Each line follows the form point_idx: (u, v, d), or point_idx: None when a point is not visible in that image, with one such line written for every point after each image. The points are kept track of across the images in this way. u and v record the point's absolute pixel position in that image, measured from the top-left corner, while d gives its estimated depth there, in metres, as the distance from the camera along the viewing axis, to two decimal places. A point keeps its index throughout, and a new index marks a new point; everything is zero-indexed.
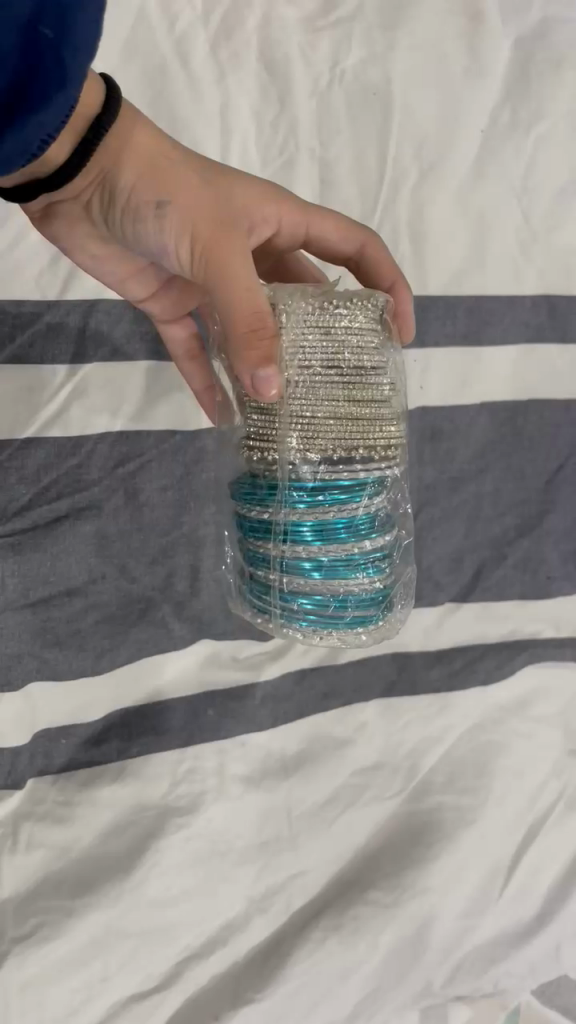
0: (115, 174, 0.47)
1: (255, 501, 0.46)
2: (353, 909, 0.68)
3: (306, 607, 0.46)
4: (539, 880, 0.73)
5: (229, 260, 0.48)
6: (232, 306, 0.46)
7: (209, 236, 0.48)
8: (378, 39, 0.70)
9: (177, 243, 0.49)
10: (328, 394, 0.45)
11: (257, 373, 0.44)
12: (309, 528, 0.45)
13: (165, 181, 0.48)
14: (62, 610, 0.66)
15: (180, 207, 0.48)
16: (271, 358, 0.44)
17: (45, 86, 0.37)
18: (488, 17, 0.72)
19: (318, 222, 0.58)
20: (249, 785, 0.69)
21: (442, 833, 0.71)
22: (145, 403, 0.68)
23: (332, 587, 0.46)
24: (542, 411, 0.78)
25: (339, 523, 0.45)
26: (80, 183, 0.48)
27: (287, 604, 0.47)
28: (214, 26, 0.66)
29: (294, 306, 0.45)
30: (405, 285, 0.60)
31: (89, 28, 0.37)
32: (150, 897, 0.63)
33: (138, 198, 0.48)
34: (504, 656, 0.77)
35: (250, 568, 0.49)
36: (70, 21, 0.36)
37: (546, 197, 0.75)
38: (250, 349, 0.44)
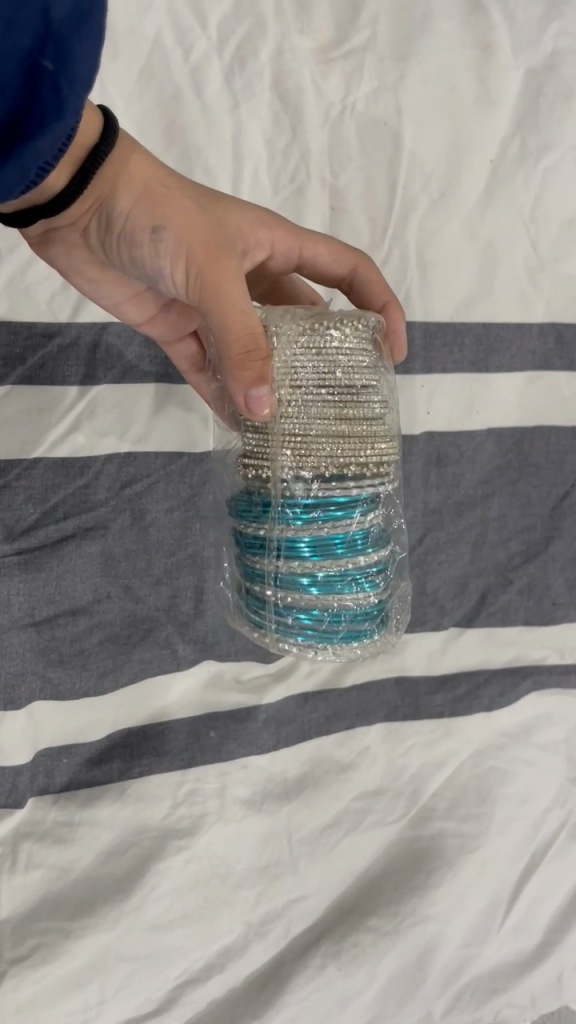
0: (112, 198, 0.48)
1: (251, 516, 0.46)
2: (353, 936, 0.67)
3: (301, 622, 0.46)
4: (541, 909, 0.72)
5: (224, 282, 0.48)
6: (225, 328, 0.46)
7: (203, 258, 0.49)
8: (389, 70, 0.71)
9: (171, 265, 0.50)
10: (320, 413, 0.45)
11: (250, 393, 0.44)
12: (304, 543, 0.45)
13: (161, 204, 0.49)
14: (66, 629, 0.66)
15: (175, 230, 0.49)
16: (262, 378, 0.44)
17: (42, 113, 0.37)
18: (499, 49, 0.73)
19: (311, 243, 0.59)
20: (250, 809, 0.69)
21: (443, 860, 0.71)
22: (152, 424, 0.68)
23: (327, 602, 0.46)
24: (549, 438, 0.78)
25: (333, 538, 0.45)
26: (78, 207, 0.49)
27: (282, 620, 0.46)
28: (227, 55, 0.67)
29: (284, 329, 0.46)
30: (399, 305, 0.60)
31: (88, 59, 0.37)
32: (149, 920, 0.63)
33: (135, 221, 0.49)
34: (508, 682, 0.77)
35: (246, 584, 0.48)
36: (69, 52, 0.36)
37: (554, 226, 0.75)
38: (243, 368, 0.44)
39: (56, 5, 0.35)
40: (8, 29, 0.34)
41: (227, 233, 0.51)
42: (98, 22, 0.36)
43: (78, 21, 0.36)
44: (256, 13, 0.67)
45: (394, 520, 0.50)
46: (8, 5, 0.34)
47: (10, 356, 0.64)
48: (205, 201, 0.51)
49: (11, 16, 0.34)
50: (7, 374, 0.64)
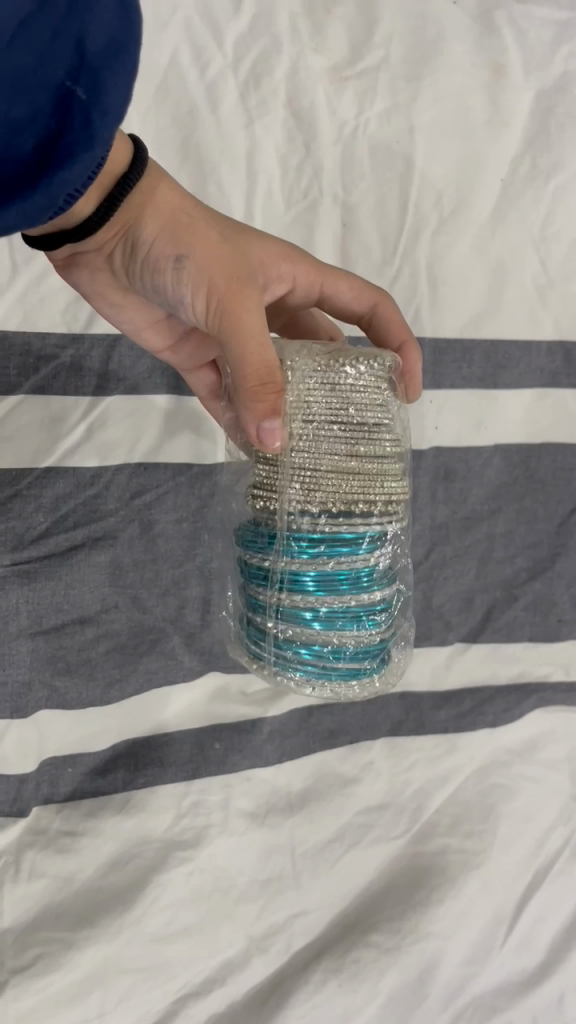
0: (136, 226, 0.49)
1: (257, 548, 0.47)
2: (355, 951, 0.67)
3: (301, 657, 0.46)
4: (543, 928, 0.72)
5: (243, 314, 0.48)
6: (242, 358, 0.46)
7: (224, 288, 0.49)
8: (402, 89, 0.71)
9: (191, 294, 0.50)
10: (330, 449, 0.45)
11: (263, 425, 0.44)
12: (309, 578, 0.45)
13: (184, 233, 0.49)
14: (73, 638, 0.66)
15: (197, 259, 0.49)
16: (275, 410, 0.44)
17: (72, 141, 0.37)
18: (510, 70, 0.73)
19: (329, 278, 0.59)
20: (253, 822, 0.69)
21: (446, 877, 0.71)
22: (163, 436, 0.69)
23: (329, 639, 0.46)
24: (556, 456, 0.78)
25: (338, 574, 0.45)
26: (104, 233, 0.50)
27: (282, 654, 0.47)
28: (243, 73, 0.68)
29: (300, 363, 0.47)
30: (415, 346, 0.60)
31: (121, 93, 0.38)
32: (151, 932, 0.62)
33: (157, 249, 0.50)
34: (513, 699, 0.77)
35: (248, 615, 0.49)
36: (102, 83, 0.37)
37: (564, 245, 0.76)
38: (257, 398, 0.45)
39: (91, 38, 0.36)
40: (43, 59, 0.36)
41: (249, 264, 0.52)
42: (132, 58, 0.38)
43: (113, 54, 0.37)
44: (271, 32, 0.68)
45: (401, 559, 0.50)
46: (44, 37, 0.35)
47: (23, 366, 0.64)
48: (229, 234, 0.52)
49: (46, 47, 0.35)
50: (20, 384, 0.64)
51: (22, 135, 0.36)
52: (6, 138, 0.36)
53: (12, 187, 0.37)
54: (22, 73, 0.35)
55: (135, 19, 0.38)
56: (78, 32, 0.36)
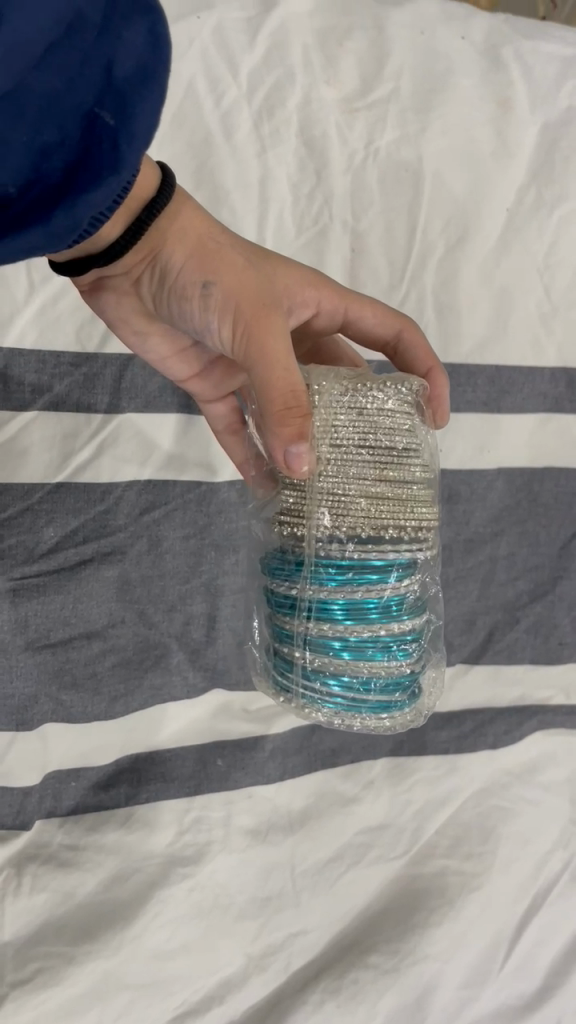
0: (162, 252, 0.50)
1: (285, 575, 0.47)
2: (353, 972, 0.67)
3: (329, 688, 0.47)
4: (541, 953, 0.73)
5: (268, 338, 0.49)
6: (267, 384, 0.48)
7: (250, 312, 0.50)
8: (411, 120, 0.73)
9: (216, 319, 0.52)
10: (359, 474, 0.46)
11: (289, 450, 0.46)
12: (337, 606, 0.46)
13: (211, 260, 0.51)
14: (80, 652, 0.67)
15: (223, 285, 0.50)
16: (300, 434, 0.46)
17: (100, 165, 0.38)
18: (517, 104, 0.75)
19: (353, 305, 0.61)
20: (254, 839, 0.69)
21: (444, 898, 0.71)
22: (173, 454, 0.70)
23: (358, 668, 0.47)
24: (558, 480, 0.79)
25: (366, 603, 0.46)
26: (132, 259, 0.51)
27: (311, 683, 0.47)
28: (256, 103, 0.70)
29: (328, 387, 0.48)
30: (441, 374, 0.61)
31: (148, 118, 0.39)
32: (150, 948, 0.63)
33: (184, 274, 0.51)
34: (513, 720, 0.78)
35: (275, 643, 0.49)
36: (130, 108, 0.38)
37: (567, 274, 0.77)
38: (283, 423, 0.46)
39: (119, 65, 0.38)
40: (72, 84, 0.37)
41: (274, 290, 0.53)
42: (159, 85, 0.39)
43: (141, 80, 0.38)
44: (285, 64, 0.70)
45: (430, 588, 0.51)
46: (74, 62, 0.37)
47: (38, 383, 0.65)
48: (255, 259, 0.53)
49: (76, 71, 0.37)
50: (34, 400, 0.65)
51: (51, 160, 0.38)
52: (36, 162, 0.37)
53: (39, 207, 0.39)
54: (52, 98, 0.36)
55: (163, 46, 0.39)
56: (107, 59, 0.37)
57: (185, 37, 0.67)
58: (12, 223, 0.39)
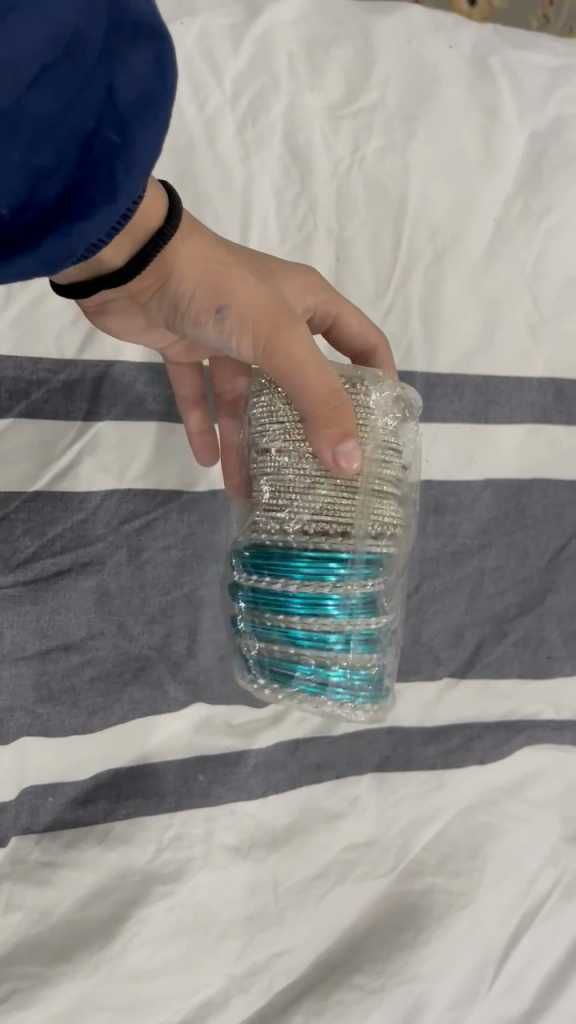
0: (172, 278, 0.51)
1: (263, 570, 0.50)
2: (337, 993, 0.66)
3: (325, 678, 0.50)
4: (529, 974, 0.72)
5: (291, 345, 0.50)
6: (297, 393, 0.49)
7: (267, 325, 0.51)
8: (397, 128, 0.73)
9: (233, 336, 0.53)
10: (391, 476, 0.51)
11: (339, 448, 0.48)
12: (333, 602, 0.49)
13: (221, 284, 0.52)
14: (57, 663, 0.65)
15: (237, 305, 0.52)
16: (336, 437, 0.48)
17: (96, 193, 0.38)
18: (504, 114, 0.75)
19: (345, 312, 0.60)
20: (236, 856, 0.68)
21: (431, 917, 0.70)
22: (153, 463, 0.69)
23: (329, 659, 0.50)
24: (546, 491, 0.78)
25: (339, 600, 0.49)
26: (140, 284, 0.52)
27: (288, 668, 0.51)
28: (240, 110, 0.69)
29: (375, 391, 0.52)
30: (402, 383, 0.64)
31: (148, 146, 0.39)
32: (128, 969, 0.61)
33: (196, 298, 0.52)
34: (502, 735, 0.77)
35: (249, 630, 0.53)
36: (130, 136, 0.38)
37: (555, 285, 0.77)
38: (328, 425, 0.48)
39: (121, 90, 0.37)
40: (72, 107, 0.35)
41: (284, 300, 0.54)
42: (159, 113, 0.39)
43: (143, 108, 0.38)
44: (270, 71, 0.70)
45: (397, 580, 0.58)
46: (75, 84, 0.35)
47: (15, 389, 0.64)
48: (260, 275, 0.54)
49: (76, 94, 0.35)
50: (11, 407, 0.64)
51: (46, 184, 0.37)
52: (30, 187, 0.36)
53: (33, 231, 0.38)
54: (50, 120, 0.35)
55: (167, 74, 0.39)
56: (108, 82, 0.37)
57: None
58: (6, 246, 0.38)
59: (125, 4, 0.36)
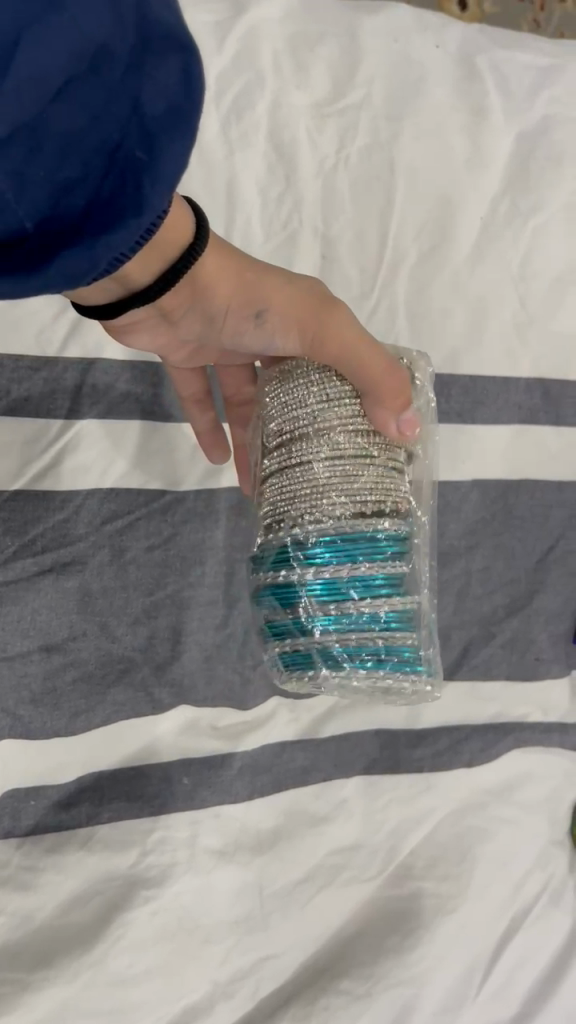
0: (207, 291, 0.51)
1: (290, 564, 0.52)
2: (324, 998, 0.65)
3: (373, 656, 0.52)
4: (518, 977, 0.71)
5: (339, 333, 0.54)
6: (353, 376, 0.54)
7: (312, 317, 0.54)
8: (383, 127, 0.72)
9: (274, 332, 0.55)
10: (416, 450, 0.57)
11: (401, 419, 0.54)
12: (373, 582, 0.51)
13: (256, 290, 0.53)
14: (39, 665, 0.64)
15: (276, 305, 0.54)
16: (396, 409, 0.54)
17: (122, 207, 0.38)
18: (491, 113, 0.74)
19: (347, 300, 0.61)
20: (222, 859, 0.67)
21: (420, 922, 0.69)
22: (136, 461, 0.68)
23: (379, 637, 0.52)
24: (533, 491, 0.78)
25: (376, 580, 0.51)
26: (170, 299, 0.51)
27: (338, 653, 0.51)
28: (225, 107, 0.69)
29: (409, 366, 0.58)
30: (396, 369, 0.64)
31: (176, 160, 0.38)
32: (111, 974, 0.60)
33: (230, 306, 0.53)
34: (489, 738, 0.76)
35: (282, 628, 0.53)
36: (157, 151, 0.37)
37: (542, 284, 0.76)
38: (388, 401, 0.53)
39: (147, 103, 0.36)
40: (97, 121, 0.35)
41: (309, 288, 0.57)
42: (188, 126, 0.38)
43: (171, 121, 0.37)
44: (255, 68, 0.69)
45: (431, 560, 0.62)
46: (100, 97, 0.35)
47: None
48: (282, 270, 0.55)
49: (102, 108, 0.35)
50: None
51: (71, 196, 0.37)
52: (55, 199, 0.36)
53: (58, 244, 0.38)
54: (75, 134, 0.35)
55: (195, 84, 0.38)
56: (135, 95, 0.36)
57: None
58: (28, 256, 0.38)
59: (152, 14, 0.35)
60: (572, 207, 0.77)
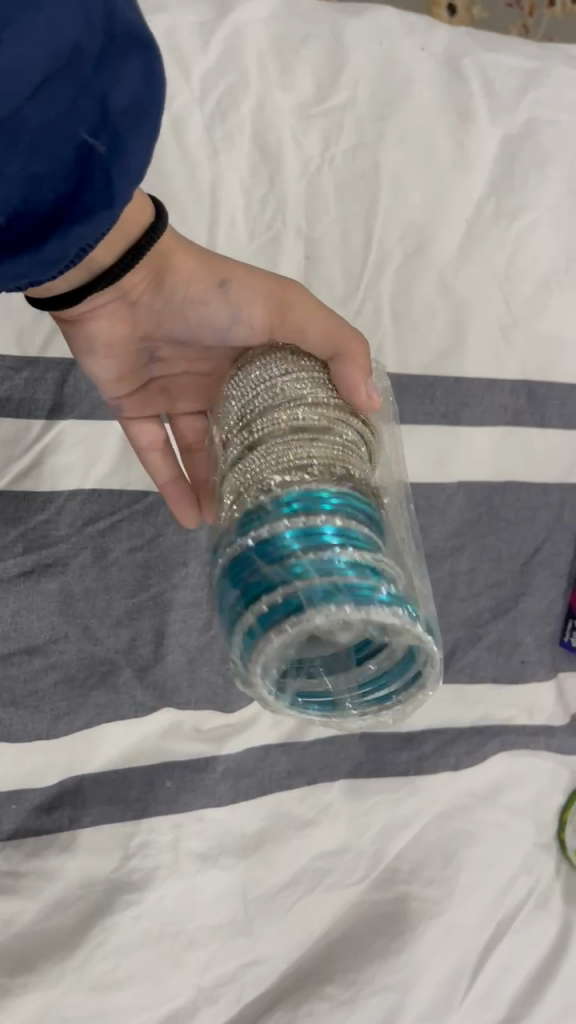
0: (169, 261, 0.54)
1: (262, 519, 0.43)
2: (307, 1005, 0.64)
3: (371, 588, 0.39)
4: (507, 982, 0.70)
5: (300, 303, 0.55)
6: (314, 336, 0.54)
7: (274, 294, 0.56)
8: (368, 128, 0.72)
9: (237, 311, 0.56)
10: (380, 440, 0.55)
11: (368, 383, 0.53)
12: (349, 530, 0.42)
13: (220, 265, 0.56)
14: (20, 667, 0.64)
15: (240, 280, 0.56)
16: (366, 371, 0.53)
17: (91, 199, 0.40)
18: (476, 114, 0.74)
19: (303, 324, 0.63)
20: (204, 863, 0.66)
21: (405, 926, 0.68)
22: (119, 463, 0.68)
23: (372, 575, 0.40)
24: (519, 494, 0.78)
25: (353, 530, 0.43)
26: (131, 278, 0.53)
27: (326, 587, 0.38)
28: (209, 108, 0.69)
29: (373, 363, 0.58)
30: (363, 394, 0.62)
31: (140, 152, 0.41)
32: (92, 980, 0.60)
33: (194, 280, 0.55)
34: (475, 741, 0.76)
35: (248, 597, 0.41)
36: (123, 144, 0.40)
37: (528, 285, 0.76)
38: (354, 363, 0.53)
39: (114, 99, 0.39)
40: (68, 117, 0.37)
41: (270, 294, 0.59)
42: (152, 120, 0.40)
43: (136, 116, 0.40)
44: (239, 69, 0.69)
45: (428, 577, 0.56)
46: (70, 95, 0.37)
47: None
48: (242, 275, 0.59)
49: (72, 105, 0.37)
50: None
51: (42, 190, 0.38)
52: (27, 192, 0.38)
53: (31, 236, 0.40)
54: (49, 129, 0.37)
55: (157, 82, 0.40)
56: (103, 92, 0.38)
57: None
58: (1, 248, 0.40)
59: (118, 17, 0.38)
60: (559, 207, 0.76)
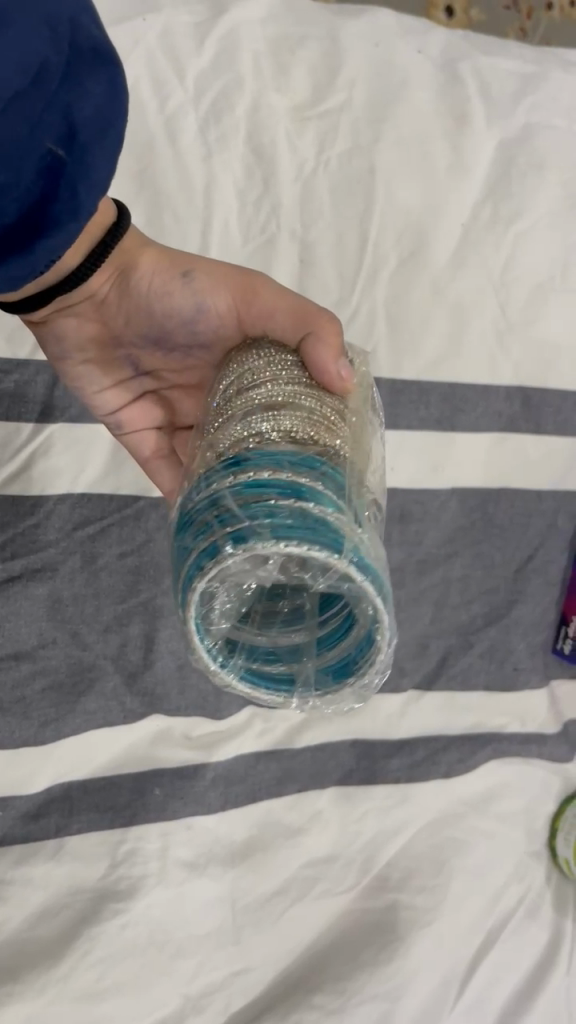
0: (130, 258, 0.53)
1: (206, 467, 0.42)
2: (296, 1013, 0.63)
3: (292, 521, 0.38)
4: (498, 992, 0.70)
5: (265, 288, 0.52)
6: (279, 320, 0.50)
7: (239, 277, 0.53)
8: (364, 130, 0.72)
9: (203, 295, 0.53)
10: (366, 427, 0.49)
11: (340, 365, 0.47)
12: (286, 459, 0.41)
13: (183, 256, 0.54)
14: (7, 674, 0.64)
15: (203, 268, 0.53)
16: (340, 349, 0.48)
17: (59, 213, 0.40)
18: (473, 117, 0.74)
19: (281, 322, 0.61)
20: (193, 872, 0.66)
21: (395, 935, 0.68)
22: (109, 467, 0.68)
23: (301, 506, 0.39)
24: (512, 500, 0.77)
25: (294, 458, 0.41)
26: (97, 279, 0.53)
27: (247, 526, 0.38)
28: (204, 108, 0.68)
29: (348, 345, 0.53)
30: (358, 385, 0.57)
31: (105, 166, 0.41)
32: (77, 990, 0.59)
33: (159, 272, 0.53)
34: (467, 748, 0.75)
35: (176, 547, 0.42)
36: (89, 158, 0.40)
37: (523, 290, 0.76)
38: (325, 343, 0.47)
39: (79, 113, 0.39)
40: (34, 131, 0.38)
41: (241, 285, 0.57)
42: (117, 133, 0.41)
43: (101, 129, 0.40)
44: (234, 70, 0.69)
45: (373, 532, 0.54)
46: (36, 110, 0.37)
47: None
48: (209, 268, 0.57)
49: (38, 119, 0.37)
50: None
51: (7, 204, 0.39)
52: None
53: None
54: (14, 145, 0.37)
55: (120, 97, 0.40)
56: (67, 106, 0.38)
57: (130, 41, 0.66)
58: None
59: (82, 32, 0.38)
60: (555, 213, 0.76)
